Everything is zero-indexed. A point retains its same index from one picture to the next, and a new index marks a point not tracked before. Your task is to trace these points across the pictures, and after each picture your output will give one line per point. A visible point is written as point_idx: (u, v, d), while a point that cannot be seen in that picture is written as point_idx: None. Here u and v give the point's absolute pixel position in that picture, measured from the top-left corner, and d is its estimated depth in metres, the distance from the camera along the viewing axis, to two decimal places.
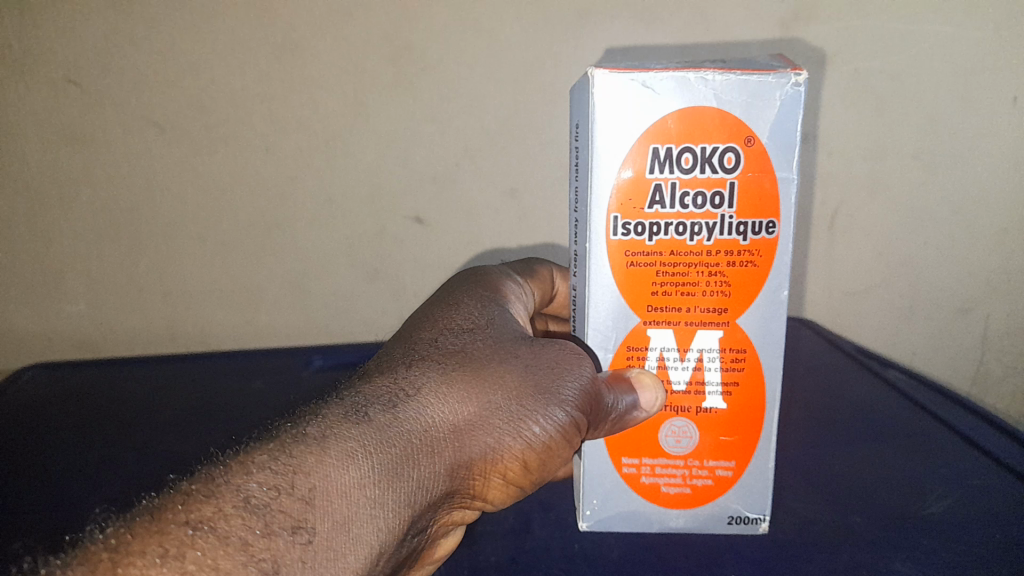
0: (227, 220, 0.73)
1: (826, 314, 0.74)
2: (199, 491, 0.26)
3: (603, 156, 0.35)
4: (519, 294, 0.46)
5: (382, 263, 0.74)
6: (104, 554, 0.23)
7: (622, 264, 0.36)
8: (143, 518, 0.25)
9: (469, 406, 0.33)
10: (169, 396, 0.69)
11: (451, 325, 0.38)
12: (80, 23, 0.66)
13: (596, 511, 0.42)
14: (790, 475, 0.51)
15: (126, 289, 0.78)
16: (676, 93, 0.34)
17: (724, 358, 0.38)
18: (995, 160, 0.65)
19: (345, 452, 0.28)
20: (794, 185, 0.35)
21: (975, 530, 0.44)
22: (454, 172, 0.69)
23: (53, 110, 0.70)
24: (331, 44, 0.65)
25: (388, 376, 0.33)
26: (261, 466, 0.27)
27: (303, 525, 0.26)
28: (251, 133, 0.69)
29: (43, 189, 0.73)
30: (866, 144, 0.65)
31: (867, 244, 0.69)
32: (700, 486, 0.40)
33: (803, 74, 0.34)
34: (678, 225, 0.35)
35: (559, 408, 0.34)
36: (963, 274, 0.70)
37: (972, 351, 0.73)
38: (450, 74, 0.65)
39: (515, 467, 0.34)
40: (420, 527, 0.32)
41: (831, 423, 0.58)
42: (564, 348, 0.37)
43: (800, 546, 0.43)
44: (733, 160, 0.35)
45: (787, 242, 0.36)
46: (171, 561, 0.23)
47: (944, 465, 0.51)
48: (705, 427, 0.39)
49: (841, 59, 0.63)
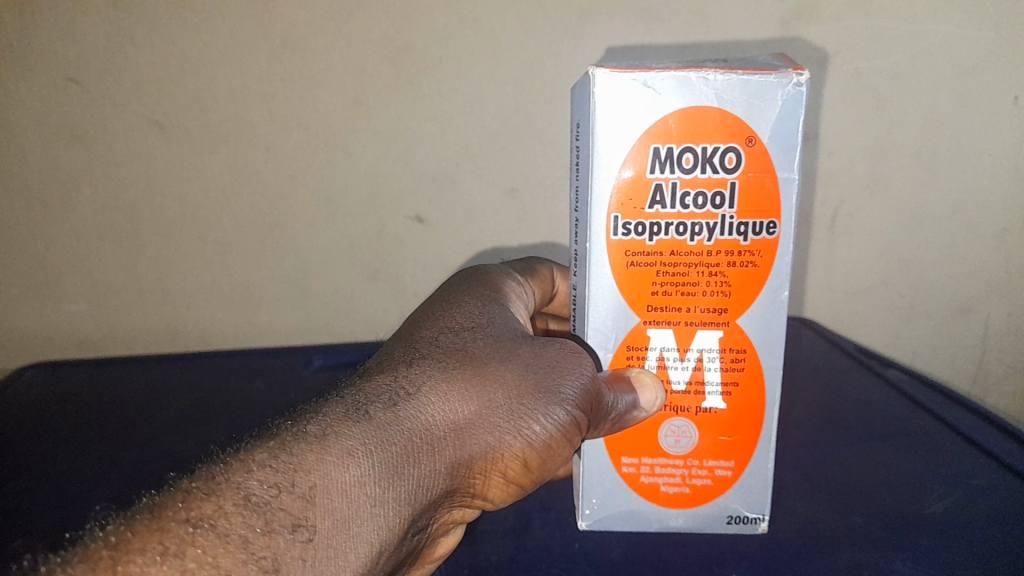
0: (228, 219, 0.73)
1: (826, 314, 0.74)
2: (199, 489, 0.26)
3: (603, 156, 0.35)
4: (519, 293, 0.46)
5: (382, 261, 0.74)
6: (105, 552, 0.23)
7: (622, 264, 0.36)
8: (144, 516, 0.25)
9: (469, 405, 0.33)
10: (171, 395, 0.69)
11: (451, 324, 0.38)
12: (81, 22, 0.67)
13: (596, 510, 0.42)
14: (789, 475, 0.51)
15: (127, 288, 0.78)
16: (677, 93, 0.34)
17: (724, 358, 0.38)
18: (995, 160, 0.65)
19: (345, 450, 0.28)
20: (795, 185, 0.35)
21: (974, 530, 0.44)
22: (454, 171, 0.69)
23: (54, 109, 0.70)
24: (331, 43, 0.65)
25: (388, 375, 0.33)
26: (261, 464, 0.27)
27: (303, 523, 0.26)
28: (251, 132, 0.69)
29: (44, 187, 0.73)
30: (867, 144, 0.65)
31: (868, 245, 0.69)
32: (700, 485, 0.40)
33: (804, 74, 0.34)
34: (678, 225, 0.35)
35: (559, 407, 0.34)
36: (963, 274, 0.70)
37: (972, 351, 0.73)
38: (450, 73, 0.66)
39: (515, 466, 0.34)
40: (420, 526, 0.32)
41: (831, 424, 0.58)
42: (565, 347, 0.37)
43: (799, 546, 0.44)
44: (734, 160, 0.35)
45: (788, 243, 0.36)
46: (172, 559, 0.23)
47: (944, 466, 0.51)
48: (705, 427, 0.39)
49: (842, 59, 0.63)
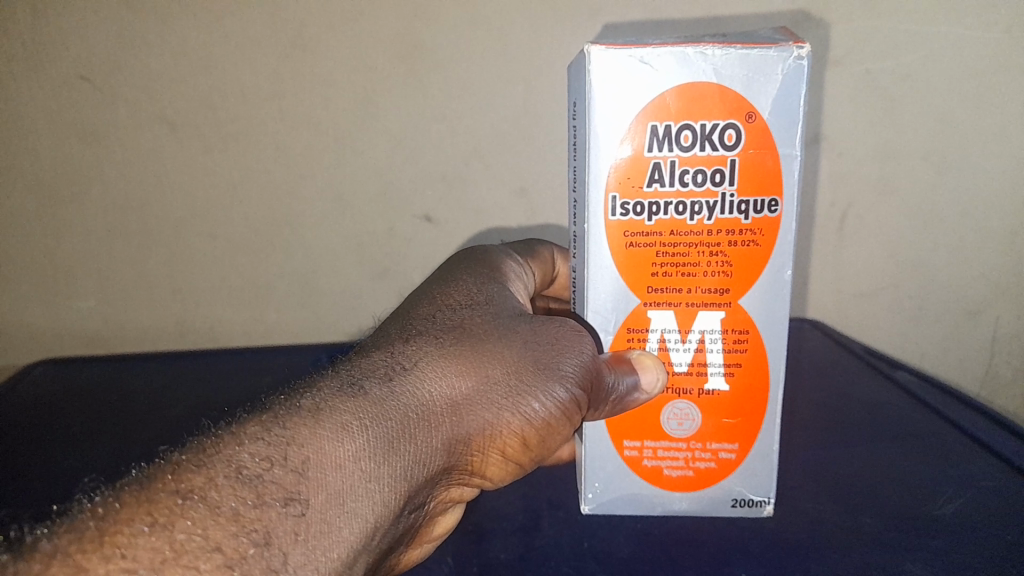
0: (237, 219, 0.73)
1: (835, 310, 0.73)
2: (189, 461, 0.26)
3: (602, 133, 0.35)
4: (519, 274, 0.45)
5: (389, 262, 0.74)
6: (91, 522, 0.23)
7: (621, 244, 0.36)
8: (132, 487, 0.24)
9: (467, 381, 0.32)
10: (178, 394, 0.68)
11: (449, 302, 0.37)
12: (94, 20, 0.67)
13: (598, 494, 0.41)
14: (801, 477, 0.50)
15: (135, 286, 0.78)
16: (676, 68, 0.34)
17: (727, 339, 0.37)
18: (1007, 161, 0.64)
19: (340, 424, 0.28)
20: (797, 161, 0.34)
21: (987, 531, 0.44)
22: (463, 171, 0.69)
23: (65, 105, 0.70)
24: (342, 45, 0.65)
25: (384, 351, 0.33)
26: (254, 438, 0.27)
27: (296, 497, 0.25)
28: (261, 133, 0.69)
29: (56, 186, 0.74)
30: (878, 142, 0.65)
31: (878, 244, 0.69)
32: (703, 469, 0.40)
33: (805, 47, 0.33)
34: (678, 204, 0.35)
35: (559, 385, 0.34)
36: (974, 274, 0.69)
37: (983, 351, 0.72)
38: (460, 73, 0.65)
39: (515, 444, 0.34)
40: (417, 503, 0.32)
41: (840, 423, 0.57)
42: (565, 325, 0.36)
43: (810, 546, 0.43)
44: (734, 137, 0.34)
45: (790, 221, 0.35)
46: (160, 530, 0.23)
47: (954, 466, 0.50)
48: (708, 410, 0.39)
49: (853, 59, 0.62)
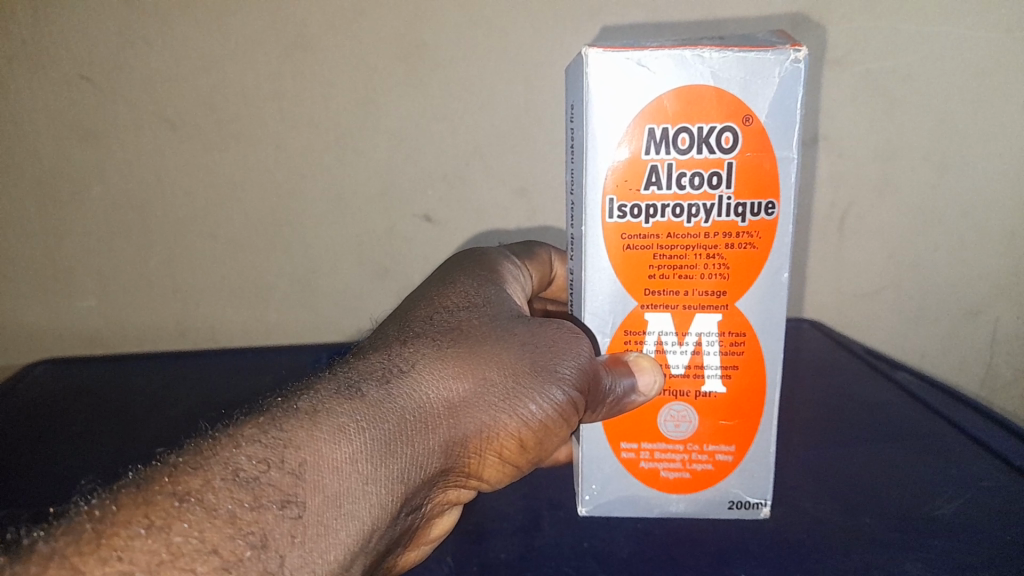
0: (237, 219, 0.73)
1: (835, 311, 0.73)
2: (187, 463, 0.26)
3: (600, 136, 0.35)
4: (517, 276, 0.45)
5: (390, 262, 0.74)
6: (89, 525, 0.23)
7: (619, 247, 0.36)
8: (129, 489, 0.25)
9: (464, 383, 0.32)
10: (178, 393, 0.69)
11: (446, 304, 0.37)
12: (94, 19, 0.67)
13: (595, 496, 0.41)
14: (801, 477, 0.50)
15: (136, 286, 0.78)
16: (673, 71, 0.34)
17: (724, 341, 0.37)
18: (1006, 161, 0.64)
19: (337, 426, 0.28)
20: (794, 164, 0.34)
21: (986, 531, 0.44)
22: (464, 171, 0.69)
23: (65, 105, 0.70)
24: (342, 45, 0.65)
25: (382, 353, 0.33)
26: (251, 440, 0.27)
27: (293, 499, 0.25)
28: (261, 132, 0.69)
29: (56, 185, 0.74)
30: (878, 143, 0.65)
31: (878, 244, 0.69)
32: (701, 470, 0.40)
33: (802, 50, 0.33)
34: (675, 207, 0.35)
35: (557, 387, 0.34)
36: (974, 274, 0.69)
37: (982, 351, 0.72)
38: (461, 73, 0.65)
39: (512, 446, 0.34)
40: (414, 505, 0.32)
41: (840, 424, 0.57)
42: (562, 327, 0.36)
43: (809, 547, 0.43)
44: (731, 139, 0.34)
45: (787, 223, 0.35)
46: (157, 533, 0.23)
47: (954, 467, 0.51)
48: (705, 411, 0.39)
49: (853, 59, 0.62)
